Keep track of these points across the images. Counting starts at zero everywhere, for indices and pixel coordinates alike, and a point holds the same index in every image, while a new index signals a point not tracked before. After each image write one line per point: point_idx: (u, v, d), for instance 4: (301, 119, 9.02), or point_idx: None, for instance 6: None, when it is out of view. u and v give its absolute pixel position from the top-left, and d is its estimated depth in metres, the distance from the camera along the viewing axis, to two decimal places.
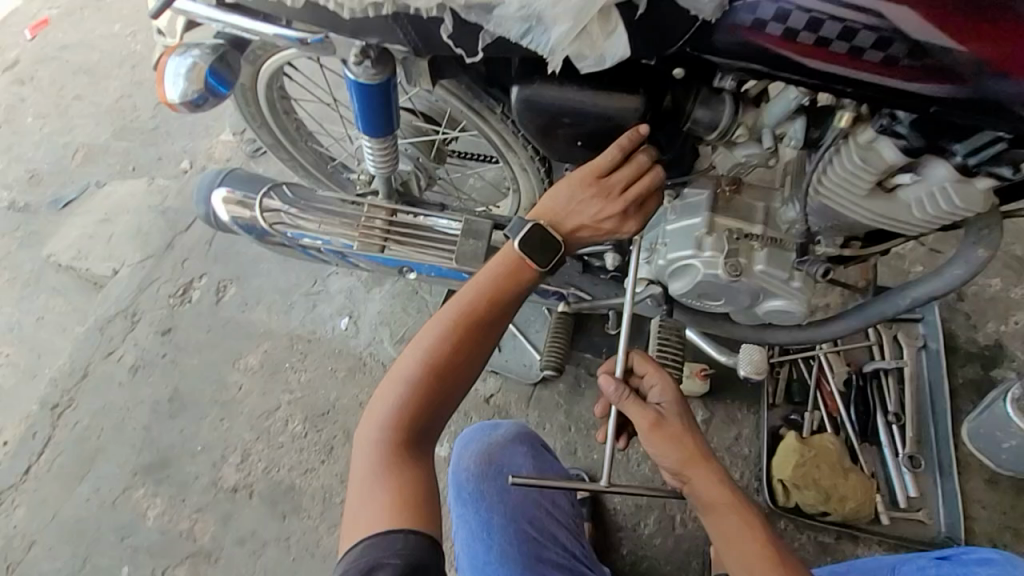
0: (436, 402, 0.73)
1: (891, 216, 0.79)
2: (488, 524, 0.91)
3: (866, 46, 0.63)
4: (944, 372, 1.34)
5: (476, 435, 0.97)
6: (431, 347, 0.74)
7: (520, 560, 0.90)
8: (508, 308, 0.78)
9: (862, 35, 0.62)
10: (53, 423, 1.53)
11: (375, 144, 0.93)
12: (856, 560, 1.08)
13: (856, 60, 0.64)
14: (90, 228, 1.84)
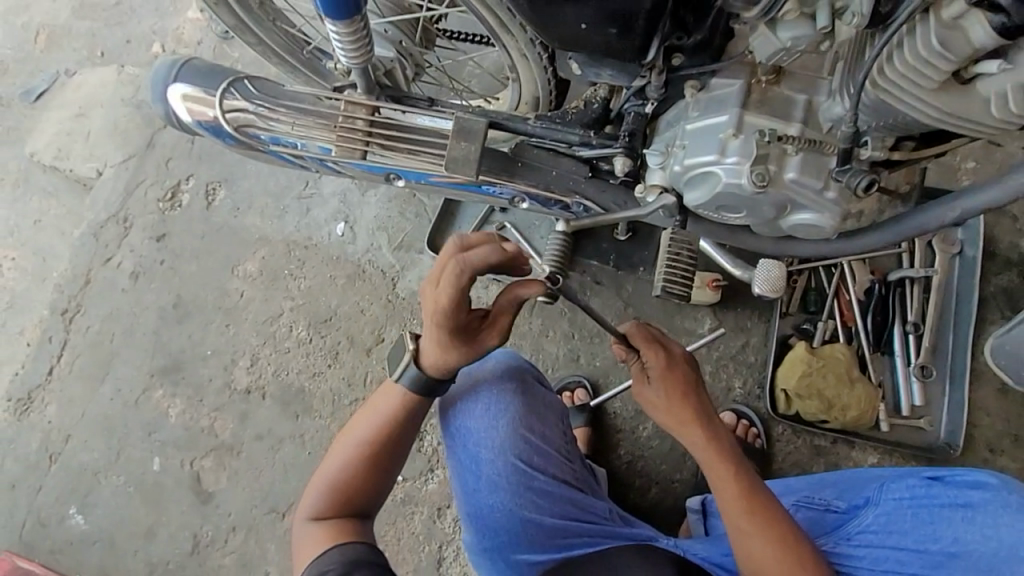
0: (361, 488, 0.87)
1: (961, 115, 0.64)
2: (474, 458, 0.93)
3: None
4: (976, 281, 1.25)
5: (459, 374, 0.93)
6: (348, 455, 0.87)
7: (509, 489, 0.93)
8: (411, 420, 0.88)
9: None
10: (67, 328, 1.56)
11: (340, 29, 0.76)
12: (845, 468, 1.10)
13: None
14: (66, 124, 1.72)
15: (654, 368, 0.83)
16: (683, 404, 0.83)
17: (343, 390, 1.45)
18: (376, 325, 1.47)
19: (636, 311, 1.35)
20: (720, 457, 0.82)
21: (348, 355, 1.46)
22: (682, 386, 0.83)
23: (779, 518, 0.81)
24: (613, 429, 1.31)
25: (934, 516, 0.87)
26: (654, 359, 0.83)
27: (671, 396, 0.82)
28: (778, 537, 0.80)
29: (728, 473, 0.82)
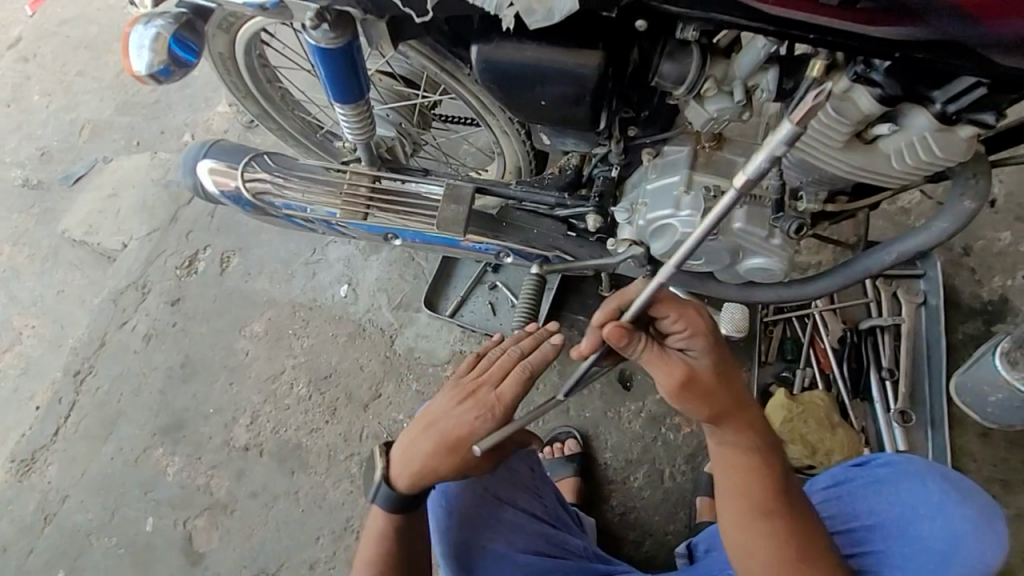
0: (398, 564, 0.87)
1: (870, 168, 0.74)
2: (444, 492, 0.93)
3: None
4: (943, 329, 1.30)
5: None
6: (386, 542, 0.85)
7: (478, 523, 0.94)
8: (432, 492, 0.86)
9: None
10: (77, 389, 1.62)
11: (348, 110, 0.85)
12: None
13: (826, 8, 0.57)
14: (100, 203, 1.89)
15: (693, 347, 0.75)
16: (721, 382, 0.74)
17: (338, 445, 1.48)
18: (373, 381, 1.53)
19: (622, 363, 1.41)
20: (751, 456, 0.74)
21: (346, 410, 1.51)
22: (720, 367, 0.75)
23: (806, 530, 0.74)
24: (603, 481, 1.33)
25: (853, 497, 0.89)
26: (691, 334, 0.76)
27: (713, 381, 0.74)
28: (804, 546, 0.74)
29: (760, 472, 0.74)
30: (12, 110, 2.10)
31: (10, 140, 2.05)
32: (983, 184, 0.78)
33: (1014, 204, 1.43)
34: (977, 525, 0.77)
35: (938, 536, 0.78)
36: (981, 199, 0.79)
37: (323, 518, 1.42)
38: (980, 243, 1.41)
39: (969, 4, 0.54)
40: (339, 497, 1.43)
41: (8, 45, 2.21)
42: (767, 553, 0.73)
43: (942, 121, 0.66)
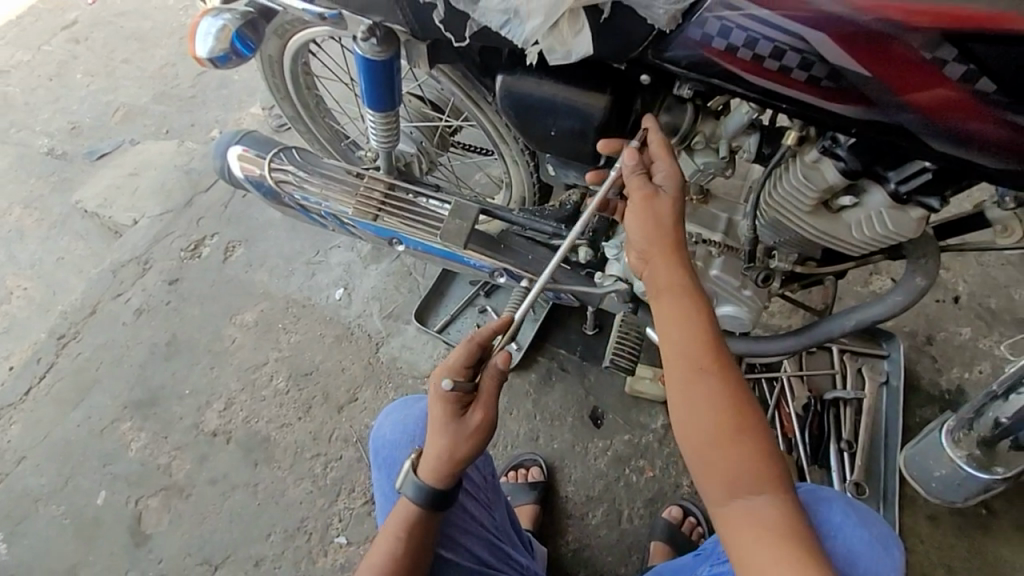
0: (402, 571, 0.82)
1: (832, 235, 0.83)
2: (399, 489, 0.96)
3: (821, 76, 0.64)
4: (901, 410, 1.36)
5: (395, 409, 1.03)
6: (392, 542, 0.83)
7: None
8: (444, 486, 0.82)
9: (818, 67, 0.64)
10: (57, 352, 1.63)
11: (378, 118, 0.94)
12: None
13: (795, 83, 0.66)
14: (119, 180, 1.96)
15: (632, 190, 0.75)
16: (660, 221, 0.73)
17: (306, 442, 1.48)
18: (352, 384, 1.55)
19: (596, 400, 1.45)
20: (683, 303, 0.70)
21: (320, 409, 1.52)
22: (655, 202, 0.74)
23: (743, 394, 0.67)
24: (562, 513, 1.34)
25: None
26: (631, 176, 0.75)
27: (646, 223, 0.73)
28: (731, 422, 0.67)
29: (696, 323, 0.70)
30: (54, 84, 2.21)
31: (47, 110, 2.15)
32: (932, 264, 0.87)
33: (976, 302, 1.53)
34: (871, 547, 0.80)
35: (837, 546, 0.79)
36: (930, 278, 0.88)
37: (278, 515, 1.40)
38: (942, 334, 1.50)
39: (911, 101, 0.63)
40: (298, 496, 1.42)
41: (64, 26, 2.36)
42: (692, 410, 0.67)
43: (896, 200, 0.76)
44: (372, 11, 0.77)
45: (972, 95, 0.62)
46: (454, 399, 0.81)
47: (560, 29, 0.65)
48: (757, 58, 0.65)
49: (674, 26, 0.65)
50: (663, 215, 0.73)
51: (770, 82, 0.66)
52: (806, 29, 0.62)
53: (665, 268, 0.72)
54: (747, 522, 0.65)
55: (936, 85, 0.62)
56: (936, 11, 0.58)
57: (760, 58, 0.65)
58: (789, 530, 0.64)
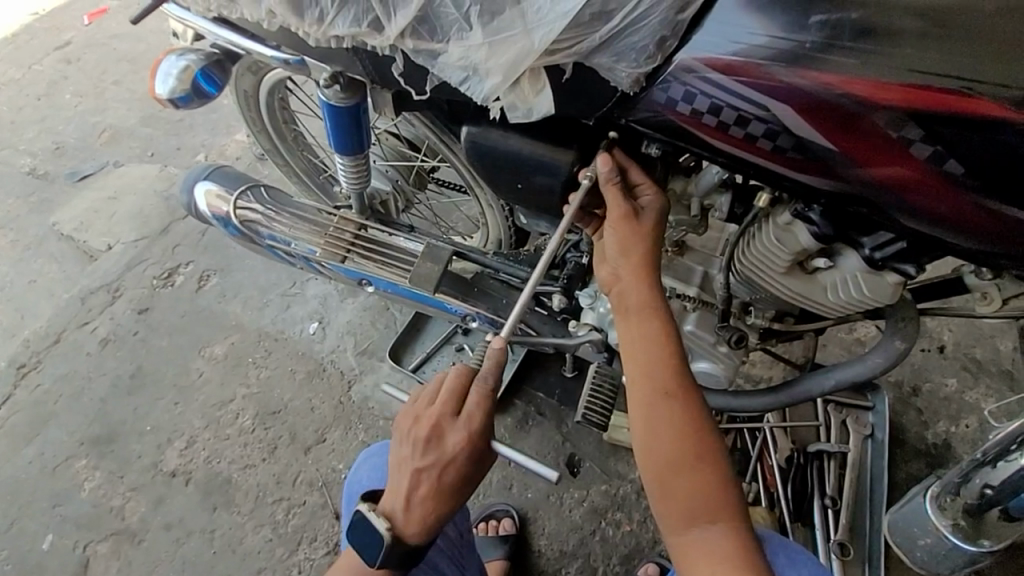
0: None
1: (807, 297, 0.80)
2: None
3: (785, 147, 0.63)
4: (886, 464, 1.32)
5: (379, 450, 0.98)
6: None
7: None
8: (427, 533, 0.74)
9: (783, 137, 0.62)
10: (16, 382, 1.57)
11: (347, 162, 0.91)
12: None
13: (760, 151, 0.64)
14: (97, 204, 1.92)
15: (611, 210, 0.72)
16: (635, 242, 0.72)
17: (269, 486, 1.42)
18: (321, 425, 1.49)
19: (573, 447, 1.39)
20: (652, 328, 0.70)
21: (286, 450, 1.46)
22: (634, 224, 0.72)
23: (707, 425, 0.67)
24: (533, 569, 1.28)
25: None
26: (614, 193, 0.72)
27: (622, 246, 0.72)
28: (692, 451, 0.66)
29: (664, 346, 0.70)
30: (41, 103, 2.19)
31: (30, 130, 2.12)
32: (911, 327, 0.84)
33: (962, 352, 1.51)
34: None
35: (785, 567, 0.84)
36: (910, 341, 0.85)
37: (233, 565, 1.33)
38: (927, 386, 1.47)
39: (878, 175, 0.61)
40: (256, 544, 1.35)
41: (57, 46, 2.35)
42: (654, 435, 0.67)
43: (871, 266, 0.74)
44: (333, 60, 0.75)
45: (940, 174, 0.59)
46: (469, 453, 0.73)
47: (521, 87, 0.63)
48: (721, 125, 0.63)
49: (638, 88, 0.63)
50: (640, 238, 0.72)
51: (735, 149, 0.64)
52: (771, 100, 0.60)
53: (638, 293, 0.71)
54: (700, 553, 0.64)
55: (904, 162, 0.60)
56: (899, 90, 0.57)
57: (725, 125, 0.63)
58: (741, 563, 0.64)
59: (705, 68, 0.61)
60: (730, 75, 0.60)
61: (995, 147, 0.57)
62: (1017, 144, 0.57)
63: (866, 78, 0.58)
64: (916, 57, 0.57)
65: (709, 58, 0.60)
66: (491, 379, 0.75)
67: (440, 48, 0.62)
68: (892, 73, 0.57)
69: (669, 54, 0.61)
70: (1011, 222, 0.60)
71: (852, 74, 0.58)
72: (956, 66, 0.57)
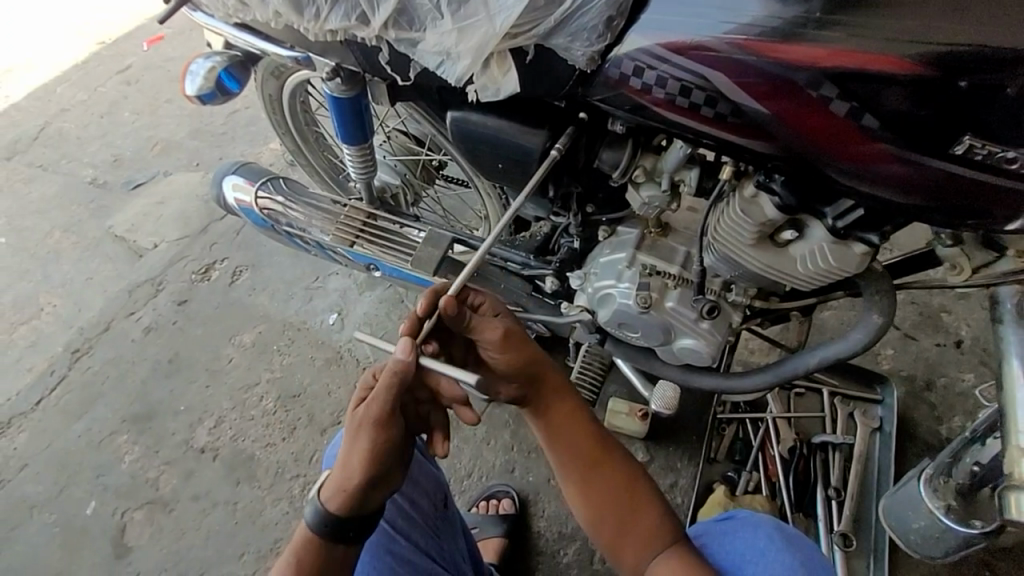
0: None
1: (778, 269, 0.83)
2: None
3: (728, 114, 0.68)
4: (895, 456, 1.29)
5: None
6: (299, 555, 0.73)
7: (369, 550, 0.87)
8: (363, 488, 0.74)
9: (726, 105, 0.68)
10: (71, 365, 1.74)
11: (353, 150, 1.01)
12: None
13: (708, 120, 0.69)
14: (147, 207, 2.11)
15: (489, 341, 0.79)
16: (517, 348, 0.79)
17: (287, 463, 1.51)
18: (337, 408, 1.58)
19: None
20: (564, 409, 0.80)
21: (304, 431, 1.55)
22: (517, 339, 0.80)
23: (628, 465, 0.78)
24: (533, 549, 1.31)
25: (713, 546, 0.82)
26: (484, 323, 0.80)
27: (507, 354, 0.79)
28: (627, 484, 0.77)
29: (577, 416, 0.80)
30: (103, 120, 2.43)
31: (93, 144, 2.35)
32: (889, 301, 0.85)
33: (979, 347, 1.47)
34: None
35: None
36: (888, 316, 0.86)
37: (253, 535, 1.42)
38: (942, 381, 1.43)
39: (815, 137, 0.67)
40: (274, 516, 1.44)
41: (119, 70, 2.61)
42: (594, 487, 0.77)
43: (835, 236, 0.77)
44: (332, 54, 0.85)
45: (863, 132, 0.65)
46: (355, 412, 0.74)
47: (490, 70, 0.71)
48: (669, 96, 0.69)
49: (592, 66, 0.70)
50: (526, 348, 0.80)
51: (684, 118, 0.70)
52: (708, 70, 0.66)
53: (544, 386, 0.80)
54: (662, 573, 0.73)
55: (834, 126, 0.65)
56: (823, 53, 0.62)
57: (672, 96, 0.69)
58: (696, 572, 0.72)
59: (648, 43, 0.68)
60: (672, 49, 0.67)
61: (915, 105, 0.62)
62: (938, 98, 0.61)
63: (793, 43, 0.63)
64: (838, 23, 0.62)
65: (651, 34, 0.67)
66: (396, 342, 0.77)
67: (417, 37, 0.70)
68: (819, 37, 0.62)
69: (618, 32, 0.68)
70: (939, 175, 0.65)
71: (780, 42, 0.63)
72: (877, 30, 0.62)
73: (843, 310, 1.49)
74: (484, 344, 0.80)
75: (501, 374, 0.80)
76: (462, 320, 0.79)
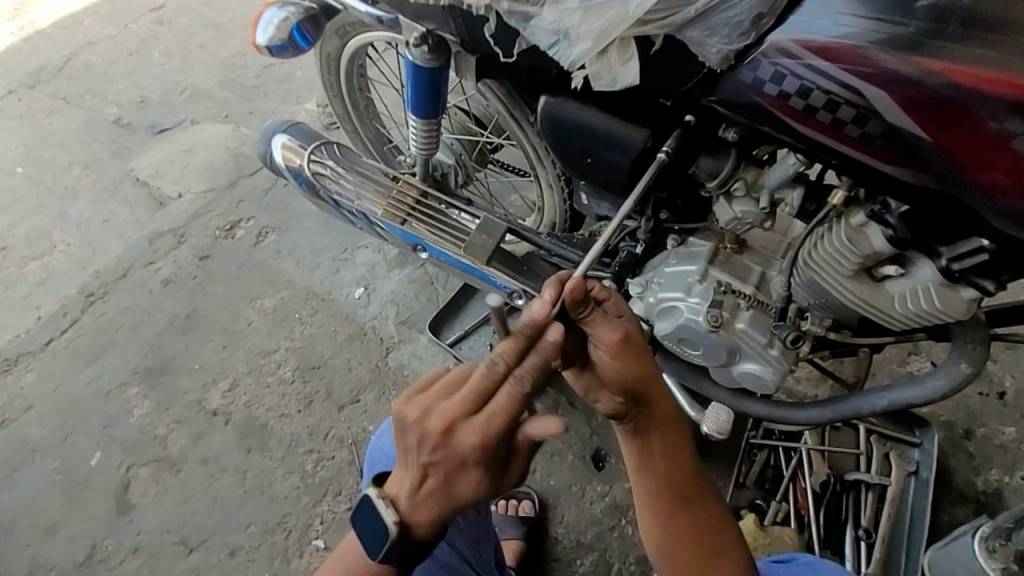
0: None
1: (872, 305, 0.78)
2: None
3: (876, 134, 0.66)
4: (929, 504, 1.25)
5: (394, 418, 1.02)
6: None
7: None
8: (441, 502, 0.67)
9: (874, 125, 0.65)
10: (84, 309, 1.68)
11: (420, 124, 0.95)
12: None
13: (850, 139, 0.67)
14: (173, 155, 2.04)
15: (604, 341, 0.71)
16: (636, 365, 0.71)
17: (301, 437, 1.47)
18: (356, 386, 1.53)
19: (600, 441, 1.37)
20: (668, 435, 0.73)
21: (321, 405, 1.51)
22: (636, 348, 0.72)
23: (715, 506, 0.76)
24: (549, 554, 1.28)
25: None
26: (601, 320, 0.72)
27: (626, 370, 0.71)
28: (711, 525, 0.75)
29: (677, 446, 0.74)
30: (133, 59, 2.34)
31: (121, 83, 2.27)
32: (981, 353, 0.82)
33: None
34: None
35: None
36: (978, 366, 0.82)
37: (261, 506, 1.38)
38: (982, 430, 1.39)
39: (970, 168, 0.64)
40: (285, 489, 1.40)
41: (152, 8, 2.50)
42: (680, 525, 0.74)
43: (946, 277, 0.72)
44: (426, 17, 0.82)
45: None
46: (490, 462, 0.66)
47: (608, 57, 0.69)
48: (810, 108, 0.67)
49: (726, 66, 0.68)
50: (643, 359, 0.72)
51: (823, 135, 0.68)
52: (865, 85, 0.64)
53: (655, 404, 0.72)
54: None
55: (992, 158, 0.62)
56: (992, 78, 0.60)
57: (814, 108, 0.67)
58: None
59: (797, 47, 0.65)
60: (827, 59, 0.64)
61: None
62: None
63: (959, 63, 0.61)
64: (1006, 47, 0.61)
65: (799, 37, 0.65)
66: (527, 381, 0.65)
67: (534, 11, 0.69)
68: (987, 60, 0.60)
69: (764, 33, 0.66)
70: None
71: (956, 62, 0.61)
72: None
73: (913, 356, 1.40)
74: (596, 344, 0.72)
75: (609, 381, 0.72)
76: (581, 311, 0.71)
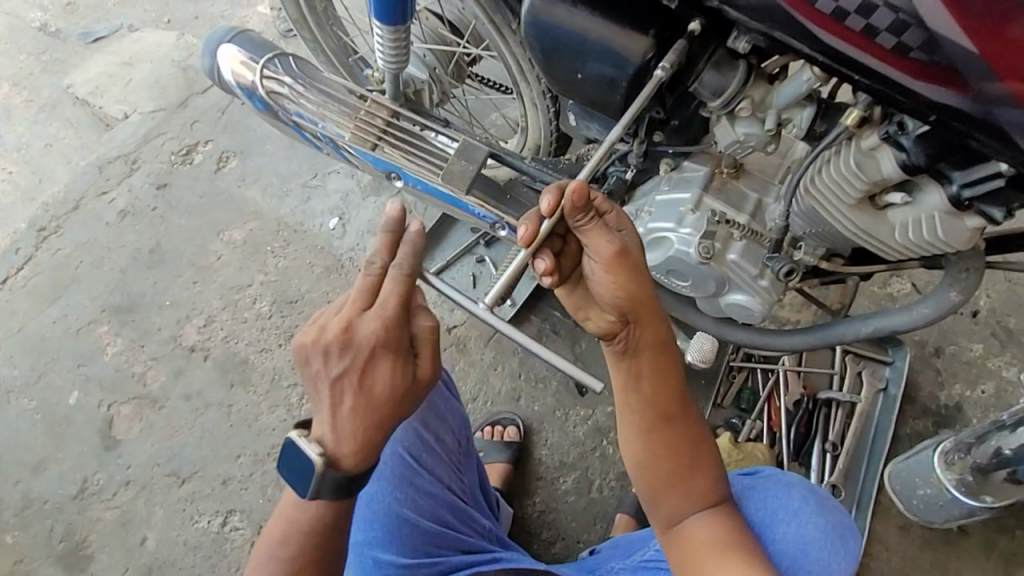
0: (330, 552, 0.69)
1: (872, 234, 0.78)
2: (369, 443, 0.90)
3: (913, 45, 0.61)
4: (893, 418, 1.32)
5: None
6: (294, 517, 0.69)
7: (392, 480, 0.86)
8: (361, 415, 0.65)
9: (912, 33, 0.60)
10: (38, 244, 1.57)
11: (386, 32, 0.88)
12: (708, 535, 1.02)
13: (881, 50, 0.62)
14: (112, 68, 1.82)
15: (600, 252, 0.69)
16: (628, 276, 0.69)
17: (284, 370, 1.45)
18: None
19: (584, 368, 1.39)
20: (656, 354, 0.72)
21: None
22: (632, 261, 0.70)
23: (698, 426, 0.75)
24: (533, 473, 1.33)
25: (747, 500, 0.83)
26: (599, 232, 0.69)
27: (619, 281, 0.69)
28: (694, 444, 0.74)
29: (662, 365, 0.73)
30: None
31: None
32: (973, 280, 0.81)
33: (994, 319, 1.46)
34: (828, 536, 0.78)
35: (792, 540, 0.77)
36: (966, 295, 0.82)
37: (249, 438, 1.40)
38: (951, 348, 1.43)
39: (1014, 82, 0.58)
40: (270, 422, 1.41)
41: None
42: (664, 442, 0.73)
43: (953, 206, 0.71)
44: None
45: None
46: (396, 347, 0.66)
47: None
48: (840, 13, 0.61)
49: None
50: (637, 275, 0.70)
51: (852, 46, 0.63)
52: None
53: (644, 323, 0.71)
54: (701, 539, 0.72)
55: None
56: None
57: (844, 13, 0.61)
58: (732, 544, 0.72)
59: None
60: None
61: None
62: None
63: None
64: None
65: None
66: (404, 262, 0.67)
67: None
68: None
69: None
70: None
71: None
72: None
73: (934, 279, 1.34)
74: (591, 255, 0.70)
75: (601, 296, 0.70)
76: (580, 218, 0.69)
